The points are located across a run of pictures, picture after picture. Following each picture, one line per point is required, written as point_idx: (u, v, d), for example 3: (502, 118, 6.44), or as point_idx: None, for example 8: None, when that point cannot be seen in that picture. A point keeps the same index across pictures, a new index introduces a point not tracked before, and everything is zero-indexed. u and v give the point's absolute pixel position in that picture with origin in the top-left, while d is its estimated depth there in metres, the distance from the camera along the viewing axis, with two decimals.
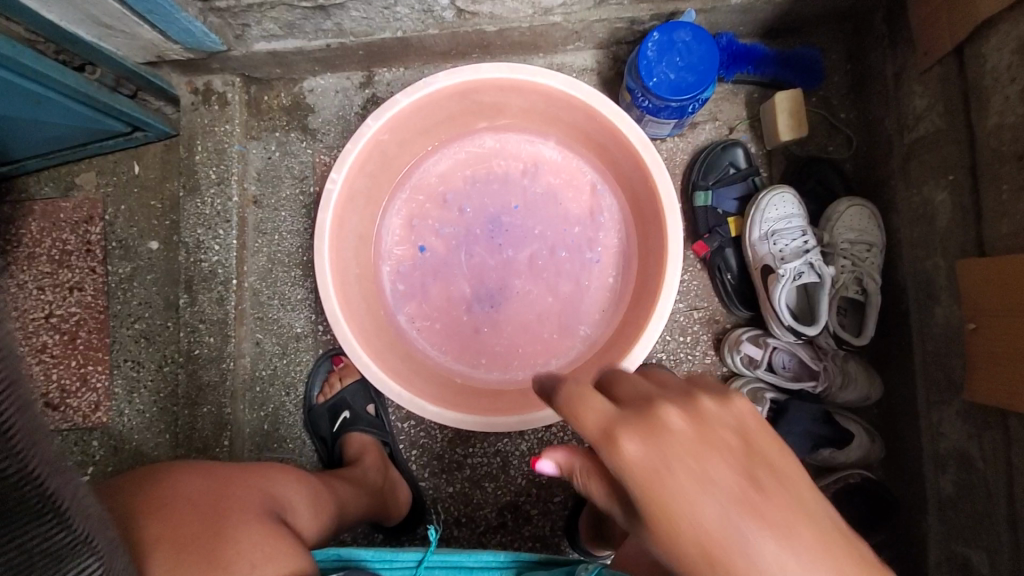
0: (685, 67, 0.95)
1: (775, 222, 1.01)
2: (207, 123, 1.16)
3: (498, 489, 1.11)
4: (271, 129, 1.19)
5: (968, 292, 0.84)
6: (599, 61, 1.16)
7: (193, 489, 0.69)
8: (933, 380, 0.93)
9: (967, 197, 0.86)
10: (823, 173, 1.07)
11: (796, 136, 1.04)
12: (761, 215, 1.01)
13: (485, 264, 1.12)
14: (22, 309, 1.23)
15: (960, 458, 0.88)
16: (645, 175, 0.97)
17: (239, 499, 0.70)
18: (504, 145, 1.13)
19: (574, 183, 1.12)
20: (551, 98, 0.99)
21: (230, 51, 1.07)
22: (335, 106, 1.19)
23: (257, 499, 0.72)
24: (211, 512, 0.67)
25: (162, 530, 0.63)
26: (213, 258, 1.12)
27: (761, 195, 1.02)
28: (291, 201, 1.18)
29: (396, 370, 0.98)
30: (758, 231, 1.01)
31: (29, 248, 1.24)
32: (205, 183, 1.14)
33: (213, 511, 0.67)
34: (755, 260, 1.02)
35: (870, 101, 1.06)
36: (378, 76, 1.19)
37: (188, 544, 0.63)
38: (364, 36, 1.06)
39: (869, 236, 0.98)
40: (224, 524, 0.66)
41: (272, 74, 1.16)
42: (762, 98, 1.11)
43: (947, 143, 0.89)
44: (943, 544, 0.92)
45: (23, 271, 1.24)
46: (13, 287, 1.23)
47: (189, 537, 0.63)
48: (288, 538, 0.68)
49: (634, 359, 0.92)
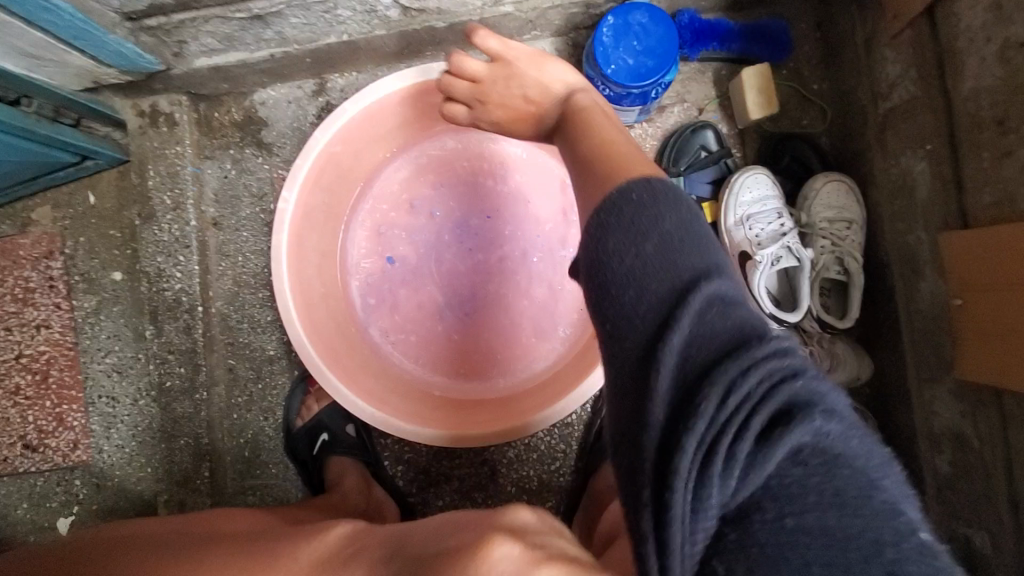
0: (644, 51, 0.90)
1: (750, 206, 0.97)
2: (157, 147, 1.11)
3: (489, 498, 1.08)
4: (225, 147, 1.14)
5: (954, 265, 0.80)
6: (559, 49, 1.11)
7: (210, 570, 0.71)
8: (923, 358, 0.90)
9: (946, 166, 0.81)
10: (799, 151, 1.03)
11: (766, 114, 1.00)
12: (735, 200, 0.97)
13: (456, 270, 1.08)
14: None
15: (955, 438, 0.86)
16: None
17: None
18: (466, 145, 1.08)
19: (542, 179, 1.08)
20: None
21: (169, 70, 1.03)
22: (289, 117, 1.14)
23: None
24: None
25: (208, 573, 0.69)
26: (176, 286, 1.09)
27: (733, 178, 0.98)
28: (252, 220, 1.14)
29: (369, 391, 0.94)
30: (733, 216, 0.97)
31: None
32: (160, 209, 1.10)
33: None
34: (731, 246, 0.98)
35: (842, 70, 1.01)
36: (331, 82, 1.14)
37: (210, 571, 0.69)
38: (309, 43, 1.01)
39: (849, 212, 0.94)
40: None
41: (219, 89, 1.12)
42: (730, 75, 1.06)
43: (923, 110, 0.85)
44: (942, 524, 0.90)
45: None
46: None
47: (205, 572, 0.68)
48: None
49: None
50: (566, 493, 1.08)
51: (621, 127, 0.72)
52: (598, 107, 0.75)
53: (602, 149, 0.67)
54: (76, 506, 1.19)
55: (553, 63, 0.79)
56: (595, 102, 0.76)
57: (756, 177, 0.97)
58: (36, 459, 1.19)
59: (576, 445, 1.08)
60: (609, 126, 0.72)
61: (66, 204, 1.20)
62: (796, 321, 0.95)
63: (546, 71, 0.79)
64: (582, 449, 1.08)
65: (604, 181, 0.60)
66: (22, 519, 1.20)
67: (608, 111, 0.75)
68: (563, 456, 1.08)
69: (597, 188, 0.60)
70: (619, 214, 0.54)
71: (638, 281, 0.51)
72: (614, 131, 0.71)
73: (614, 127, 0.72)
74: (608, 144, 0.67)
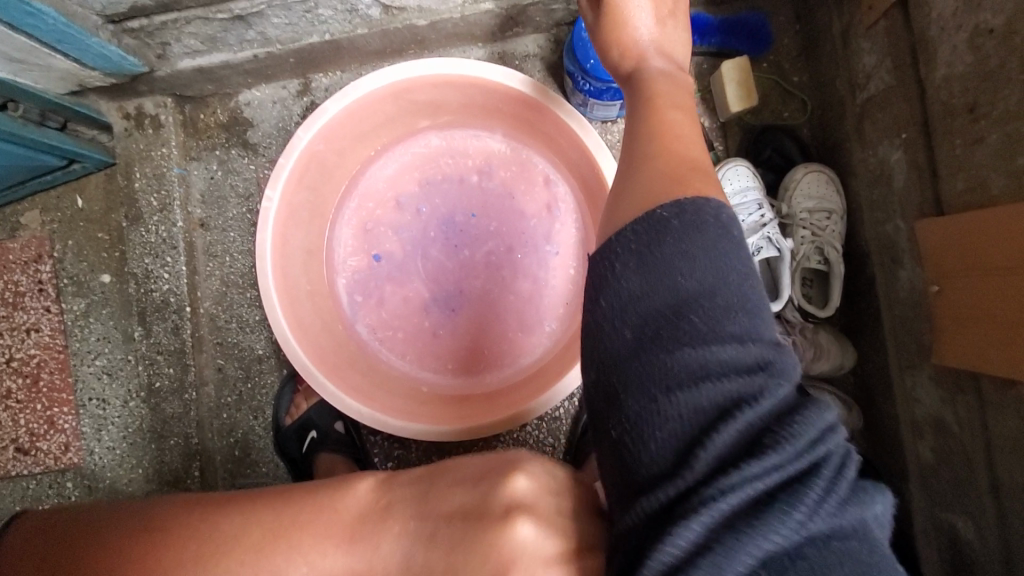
0: None
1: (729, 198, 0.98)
2: (143, 149, 1.12)
3: None
4: (210, 148, 1.15)
5: (930, 253, 0.81)
6: (541, 46, 1.12)
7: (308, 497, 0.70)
8: (903, 346, 0.90)
9: (921, 154, 0.82)
10: (780, 142, 1.04)
11: (746, 106, 1.00)
12: None
13: (441, 267, 1.09)
14: None
15: (936, 424, 0.87)
16: (591, 162, 0.94)
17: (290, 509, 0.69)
18: (451, 142, 1.09)
19: (527, 175, 1.08)
20: (487, 90, 0.95)
21: (153, 72, 1.04)
22: (274, 117, 1.15)
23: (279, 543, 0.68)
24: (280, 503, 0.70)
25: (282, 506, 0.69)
26: (163, 287, 1.10)
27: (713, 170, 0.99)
28: (239, 221, 1.15)
29: (356, 387, 0.94)
30: None
31: None
32: (147, 211, 1.11)
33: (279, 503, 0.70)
34: None
35: (821, 62, 1.02)
36: (315, 82, 1.15)
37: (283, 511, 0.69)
38: (291, 43, 1.02)
39: (829, 202, 0.94)
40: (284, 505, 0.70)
41: (204, 91, 1.12)
42: (711, 69, 1.07)
43: (898, 99, 0.86)
44: (927, 510, 0.91)
45: None
46: None
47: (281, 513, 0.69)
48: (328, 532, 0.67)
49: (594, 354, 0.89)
50: None
51: (695, 130, 0.69)
52: (666, 82, 0.72)
53: (660, 151, 0.66)
54: (67, 509, 1.19)
55: (642, 17, 0.71)
56: (668, 71, 0.71)
57: (736, 170, 0.98)
58: (28, 462, 1.19)
59: (565, 438, 1.09)
60: (677, 118, 0.69)
61: (54, 208, 1.20)
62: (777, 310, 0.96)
63: (641, 21, 0.71)
64: (570, 443, 1.09)
65: (657, 197, 0.60)
66: None
67: (684, 102, 0.70)
68: (552, 450, 1.08)
69: (651, 195, 0.61)
70: (660, 240, 0.56)
71: (674, 279, 0.55)
72: (686, 130, 0.68)
73: (685, 130, 0.68)
74: (668, 142, 0.67)
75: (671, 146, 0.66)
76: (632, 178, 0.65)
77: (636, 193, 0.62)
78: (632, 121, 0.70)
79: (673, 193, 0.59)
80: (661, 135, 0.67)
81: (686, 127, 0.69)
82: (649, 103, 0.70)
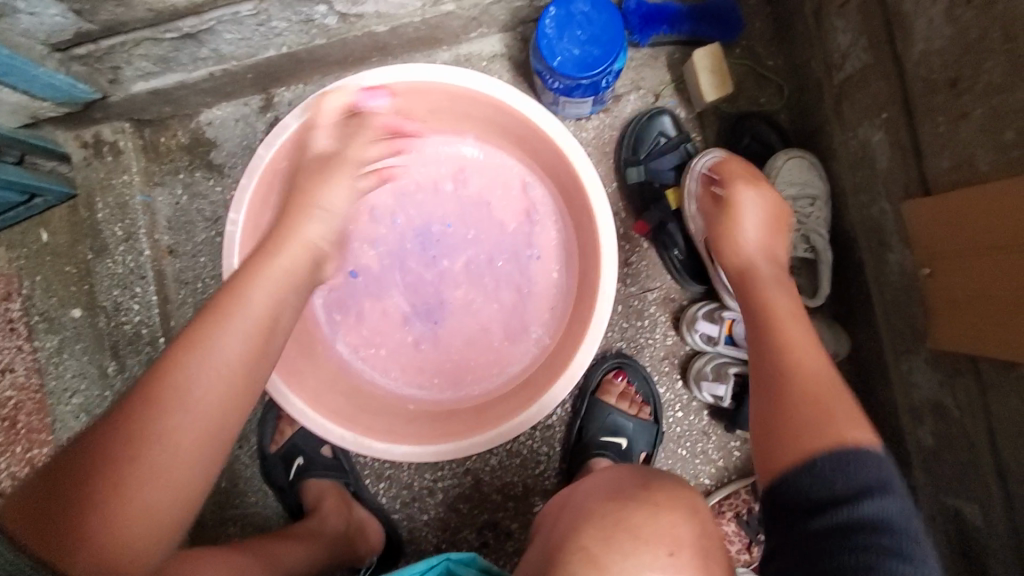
0: (589, 40, 0.88)
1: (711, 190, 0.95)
2: (105, 178, 1.08)
3: (475, 508, 1.05)
4: (174, 172, 1.11)
5: (919, 234, 0.79)
6: (507, 45, 1.08)
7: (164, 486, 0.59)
8: (897, 330, 0.88)
9: (903, 134, 0.80)
10: (758, 129, 1.01)
11: (722, 95, 0.98)
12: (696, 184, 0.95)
13: (421, 279, 1.05)
14: None
15: (935, 408, 0.84)
16: (565, 162, 0.90)
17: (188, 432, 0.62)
18: (422, 151, 1.05)
19: (502, 179, 1.05)
20: (454, 95, 0.92)
21: (107, 98, 1.00)
22: (237, 136, 1.11)
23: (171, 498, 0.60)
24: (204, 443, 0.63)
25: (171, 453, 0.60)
26: (134, 318, 1.06)
27: (693, 162, 0.96)
28: (209, 245, 1.11)
29: (339, 410, 0.91)
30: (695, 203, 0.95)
31: None
32: (113, 242, 1.07)
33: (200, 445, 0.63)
34: (697, 233, 0.96)
35: (795, 43, 0.99)
36: (277, 97, 1.11)
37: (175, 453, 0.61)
38: (248, 59, 0.98)
39: (812, 187, 0.92)
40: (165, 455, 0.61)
41: (163, 113, 1.08)
42: (684, 58, 1.04)
43: (876, 78, 0.83)
44: (932, 495, 0.89)
45: None
46: None
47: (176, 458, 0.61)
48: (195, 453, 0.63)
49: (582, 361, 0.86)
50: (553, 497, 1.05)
51: (795, 311, 0.80)
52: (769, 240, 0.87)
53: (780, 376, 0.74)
54: None
55: (745, 189, 0.88)
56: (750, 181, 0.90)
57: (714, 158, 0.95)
58: None
59: (559, 447, 1.05)
60: (790, 330, 0.78)
61: (18, 244, 1.16)
62: None
63: (747, 232, 0.87)
64: (565, 451, 1.05)
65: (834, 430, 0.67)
66: None
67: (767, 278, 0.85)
68: (547, 459, 1.05)
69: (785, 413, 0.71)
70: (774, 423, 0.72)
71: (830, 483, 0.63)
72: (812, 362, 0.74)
73: (779, 301, 0.81)
74: (787, 352, 0.75)
75: (786, 354, 0.75)
76: (797, 420, 0.69)
77: (782, 421, 0.71)
78: (750, 344, 0.80)
79: (810, 431, 0.68)
80: (770, 333, 0.78)
81: (804, 339, 0.77)
82: (755, 298, 0.82)
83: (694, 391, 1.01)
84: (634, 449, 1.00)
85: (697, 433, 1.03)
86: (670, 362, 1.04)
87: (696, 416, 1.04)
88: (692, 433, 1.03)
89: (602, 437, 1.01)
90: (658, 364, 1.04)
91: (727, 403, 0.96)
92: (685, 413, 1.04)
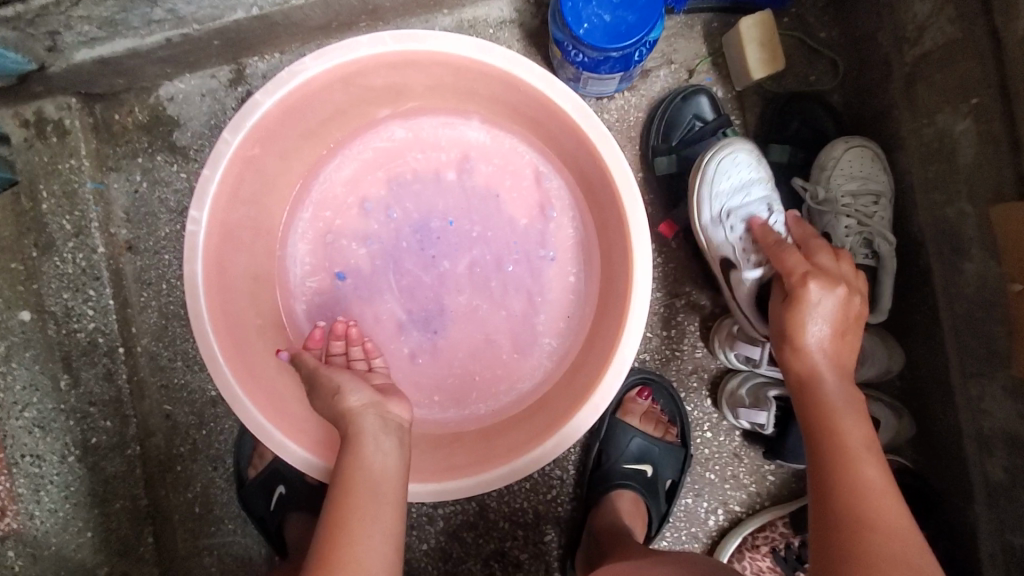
0: (621, 5, 0.73)
1: (728, 195, 0.81)
2: (48, 162, 0.92)
3: (480, 537, 0.95)
4: (131, 156, 0.96)
5: (1010, 242, 0.67)
6: (518, 9, 0.93)
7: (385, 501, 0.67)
8: (968, 350, 0.77)
9: (998, 123, 0.67)
10: (808, 113, 0.88)
11: (770, 72, 0.84)
12: (710, 188, 0.81)
13: (418, 282, 0.92)
14: None
15: (1011, 441, 0.73)
16: (590, 151, 0.76)
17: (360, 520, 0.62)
18: (419, 133, 0.91)
19: (512, 168, 0.91)
20: (458, 69, 0.77)
21: (44, 69, 0.84)
22: (204, 113, 0.96)
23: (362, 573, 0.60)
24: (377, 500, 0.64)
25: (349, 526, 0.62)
26: (89, 325, 0.93)
27: (705, 159, 0.82)
28: (173, 240, 0.97)
29: (325, 441, 0.78)
30: (709, 211, 0.81)
31: None
32: (60, 237, 0.92)
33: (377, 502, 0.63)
34: (710, 249, 0.83)
35: (855, 12, 0.85)
36: (250, 68, 0.96)
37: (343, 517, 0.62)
38: (211, 22, 0.83)
39: (876, 183, 0.80)
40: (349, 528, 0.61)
41: (115, 86, 0.93)
42: (723, 28, 0.90)
43: (965, 55, 0.70)
44: (994, 533, 0.77)
45: None
46: None
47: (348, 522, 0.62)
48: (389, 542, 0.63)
49: (608, 387, 0.73)
50: (566, 525, 0.95)
51: (870, 445, 0.62)
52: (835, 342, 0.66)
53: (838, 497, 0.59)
54: None
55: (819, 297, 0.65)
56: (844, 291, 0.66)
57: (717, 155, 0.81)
58: None
59: (573, 472, 0.94)
60: (861, 466, 0.60)
61: None
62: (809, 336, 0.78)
63: (811, 331, 0.65)
64: (581, 474, 0.94)
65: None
66: None
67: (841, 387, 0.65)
68: (560, 484, 0.94)
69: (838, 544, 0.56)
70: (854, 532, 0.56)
71: None
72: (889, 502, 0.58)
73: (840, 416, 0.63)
74: (855, 501, 0.58)
75: (854, 492, 0.59)
76: (839, 575, 0.54)
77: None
78: (807, 450, 0.64)
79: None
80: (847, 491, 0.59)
81: (876, 484, 0.59)
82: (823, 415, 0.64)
83: (729, 414, 0.89)
84: (660, 476, 0.90)
85: (727, 455, 0.92)
86: (699, 377, 0.92)
87: (727, 436, 0.93)
88: (722, 455, 0.92)
89: (624, 464, 0.91)
90: (685, 380, 0.92)
91: (768, 429, 0.85)
92: (714, 433, 0.93)
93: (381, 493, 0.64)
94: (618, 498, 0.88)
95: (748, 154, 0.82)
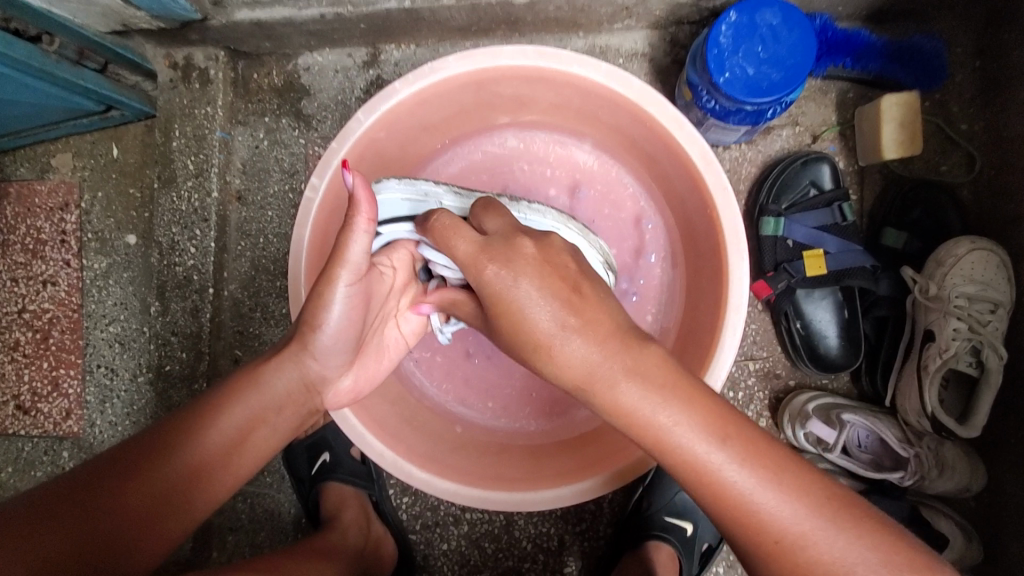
0: (768, 60, 0.72)
1: (823, 174, 0.85)
2: (186, 104, 0.99)
3: (500, 551, 0.94)
4: (260, 114, 1.02)
5: None
6: (653, 45, 0.94)
7: (482, 453, 0.83)
8: None
9: None
10: (933, 202, 0.84)
11: (905, 154, 0.82)
12: (861, 131, 0.85)
13: None
14: (79, 307, 1.03)
15: None
16: (703, 198, 0.74)
17: (501, 464, 0.80)
18: (529, 145, 0.91)
19: (613, 197, 0.91)
20: (588, 94, 0.77)
21: (206, 20, 0.89)
22: (334, 88, 1.01)
23: (499, 462, 0.81)
24: (512, 456, 0.83)
25: (494, 461, 0.81)
26: (188, 261, 0.98)
27: (886, 98, 0.81)
28: (279, 199, 1.01)
29: (379, 421, 0.78)
30: (809, 175, 0.85)
31: (58, 228, 1.04)
32: (182, 175, 0.98)
33: (508, 456, 0.83)
34: (782, 246, 0.85)
35: (1005, 110, 0.81)
36: (385, 54, 1.00)
37: (503, 460, 0.81)
38: (365, 6, 0.87)
39: (995, 292, 0.76)
40: (498, 452, 0.84)
41: (261, 48, 0.98)
42: (859, 99, 0.88)
43: None
44: None
45: (82, 259, 1.03)
46: (114, 269, 1.03)
47: (505, 464, 0.80)
48: (513, 460, 0.82)
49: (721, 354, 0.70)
50: (588, 561, 0.93)
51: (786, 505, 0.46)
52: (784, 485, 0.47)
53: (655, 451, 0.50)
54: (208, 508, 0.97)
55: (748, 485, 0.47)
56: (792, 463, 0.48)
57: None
58: (26, 423, 1.04)
59: (609, 509, 0.94)
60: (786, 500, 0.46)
61: (88, 154, 1.04)
62: (862, 431, 0.81)
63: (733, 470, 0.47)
64: (616, 515, 0.94)
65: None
66: (3, 484, 1.04)
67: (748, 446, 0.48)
68: (592, 518, 0.93)
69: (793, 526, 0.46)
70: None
71: None
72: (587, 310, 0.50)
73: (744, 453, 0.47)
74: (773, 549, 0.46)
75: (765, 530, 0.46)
76: None
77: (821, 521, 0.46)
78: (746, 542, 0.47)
79: None
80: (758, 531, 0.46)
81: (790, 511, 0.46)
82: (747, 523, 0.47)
83: None
84: (699, 537, 0.88)
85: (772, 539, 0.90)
86: None
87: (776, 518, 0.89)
88: None
89: (664, 516, 0.88)
90: None
91: None
92: None
93: (492, 447, 0.85)
94: (655, 551, 0.85)
95: (908, 114, 0.81)
